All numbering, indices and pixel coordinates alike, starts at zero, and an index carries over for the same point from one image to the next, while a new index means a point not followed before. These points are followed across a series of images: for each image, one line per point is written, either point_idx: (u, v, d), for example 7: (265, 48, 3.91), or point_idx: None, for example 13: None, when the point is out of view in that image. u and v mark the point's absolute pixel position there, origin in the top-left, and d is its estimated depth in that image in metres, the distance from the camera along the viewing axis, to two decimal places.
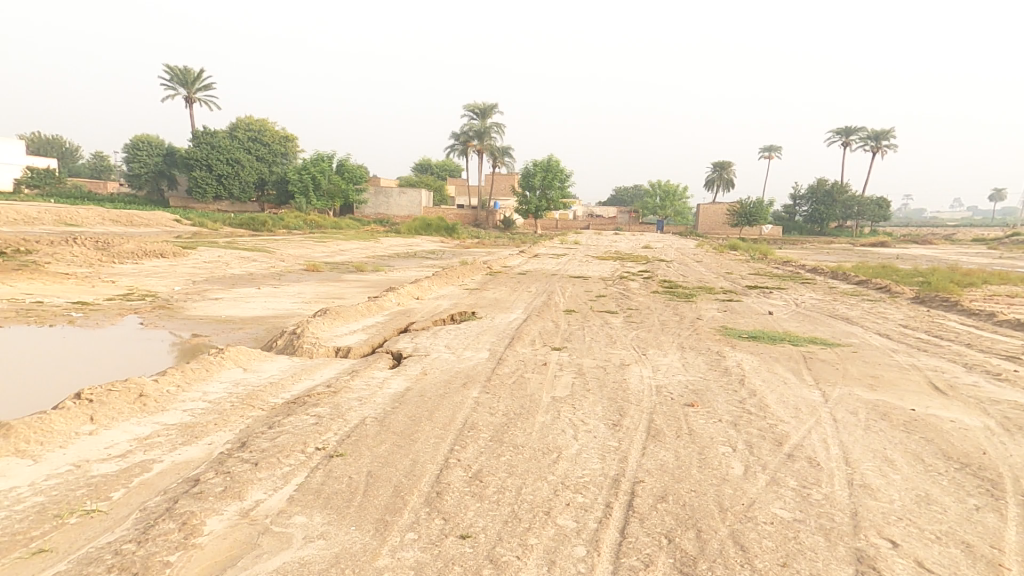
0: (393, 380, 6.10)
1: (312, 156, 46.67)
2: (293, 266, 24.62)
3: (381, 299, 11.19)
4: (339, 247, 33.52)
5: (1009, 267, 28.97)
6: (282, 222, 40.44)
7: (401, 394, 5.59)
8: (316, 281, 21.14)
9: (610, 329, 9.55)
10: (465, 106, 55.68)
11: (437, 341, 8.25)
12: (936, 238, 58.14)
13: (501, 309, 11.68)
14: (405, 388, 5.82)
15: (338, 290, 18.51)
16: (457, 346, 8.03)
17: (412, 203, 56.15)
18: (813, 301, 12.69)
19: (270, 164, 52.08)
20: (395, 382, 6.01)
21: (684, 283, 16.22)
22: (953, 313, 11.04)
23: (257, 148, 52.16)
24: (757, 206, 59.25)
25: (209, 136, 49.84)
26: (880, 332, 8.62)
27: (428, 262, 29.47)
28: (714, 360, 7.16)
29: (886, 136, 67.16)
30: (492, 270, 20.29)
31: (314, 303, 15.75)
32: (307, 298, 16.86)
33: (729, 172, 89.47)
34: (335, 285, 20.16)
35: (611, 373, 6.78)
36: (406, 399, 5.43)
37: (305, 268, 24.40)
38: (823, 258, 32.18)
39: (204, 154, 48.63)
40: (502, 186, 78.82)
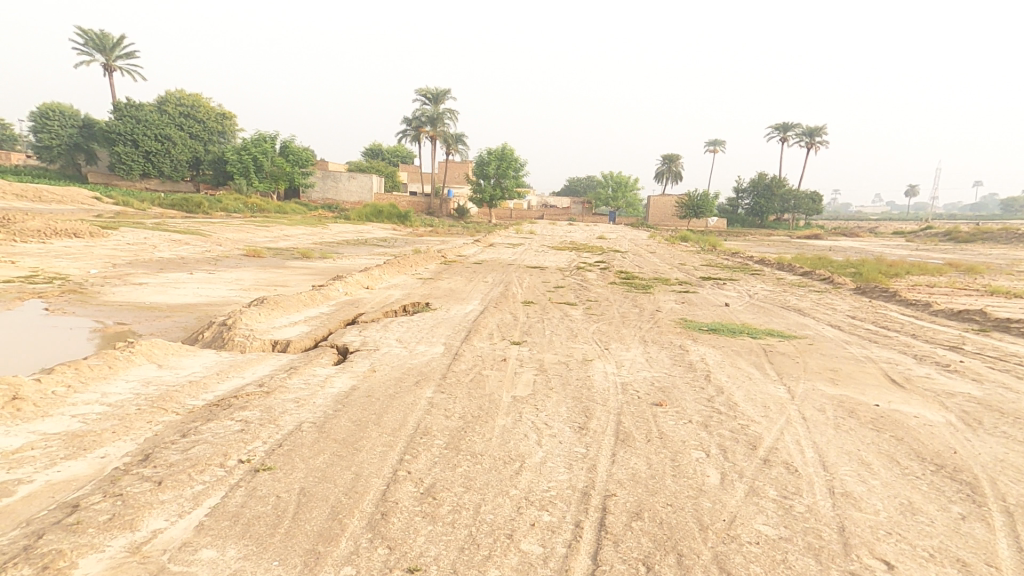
0: (337, 377, 5.47)
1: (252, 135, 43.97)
2: (232, 251, 22.96)
3: (327, 288, 10.39)
4: (283, 233, 31.70)
5: (930, 258, 31.07)
6: (219, 204, 37.92)
7: (345, 394, 4.99)
8: (256, 266, 19.79)
9: (570, 322, 9.26)
10: (416, 89, 54.07)
11: (387, 335, 7.63)
12: (864, 232, 62.08)
13: (456, 299, 11.15)
14: (351, 387, 5.22)
15: (280, 278, 17.34)
16: (410, 340, 7.45)
17: (363, 188, 54.17)
18: (764, 292, 12.93)
19: (205, 143, 48.76)
20: (340, 380, 5.39)
21: (640, 273, 16.26)
22: (893, 303, 11.46)
23: (191, 125, 48.68)
24: (704, 198, 61.20)
25: (133, 109, 45.99)
26: (831, 324, 8.76)
27: (380, 250, 28.33)
28: (677, 355, 6.99)
29: (819, 133, 70.93)
30: (446, 259, 19.66)
31: (253, 290, 14.61)
32: (246, 284, 15.67)
33: (677, 165, 91.97)
34: (277, 271, 18.93)
35: (574, 369, 6.46)
36: (351, 399, 4.85)
37: (244, 253, 22.83)
38: (766, 250, 33.44)
39: (129, 127, 44.74)
40: (456, 173, 77.46)
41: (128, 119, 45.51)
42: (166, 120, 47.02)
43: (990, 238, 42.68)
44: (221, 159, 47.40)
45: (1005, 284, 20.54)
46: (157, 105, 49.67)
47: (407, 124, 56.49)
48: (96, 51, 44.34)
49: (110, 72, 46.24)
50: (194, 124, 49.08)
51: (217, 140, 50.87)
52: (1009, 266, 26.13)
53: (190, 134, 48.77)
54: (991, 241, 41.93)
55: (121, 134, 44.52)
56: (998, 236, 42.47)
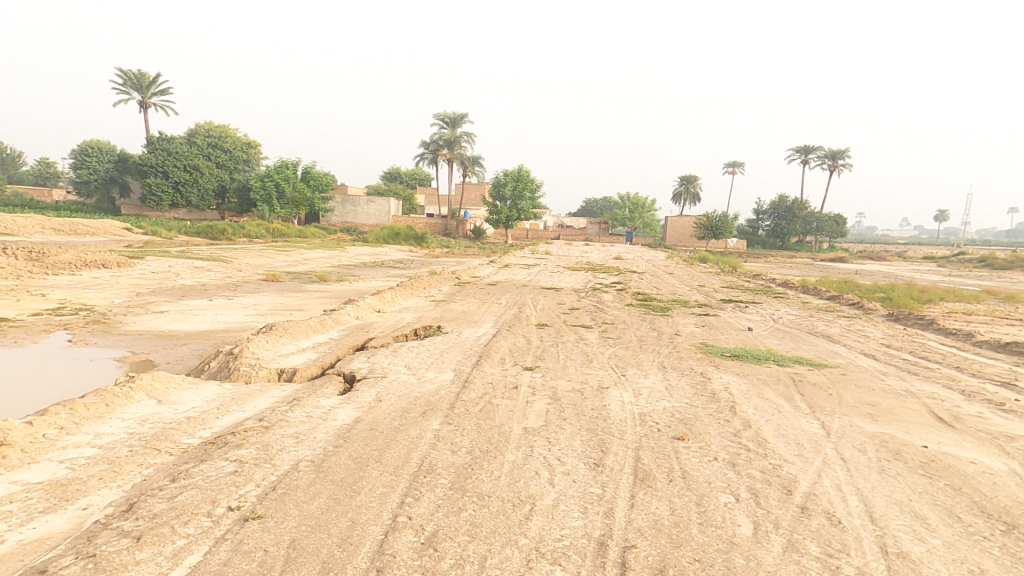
0: (341, 408, 5.22)
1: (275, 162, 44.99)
2: (251, 275, 23.20)
3: (338, 312, 10.23)
4: (302, 256, 32.06)
5: (963, 282, 29.94)
6: (242, 230, 38.68)
7: (348, 426, 4.73)
8: (275, 291, 19.89)
9: (585, 346, 8.93)
10: (434, 113, 54.98)
11: (395, 361, 7.40)
12: (890, 255, 60.53)
13: (469, 323, 10.90)
14: (354, 419, 4.96)
15: (297, 301, 17.36)
16: (418, 367, 7.19)
17: (381, 210, 54.86)
18: (789, 316, 12.44)
19: (231, 171, 50.02)
20: (343, 411, 5.14)
21: (658, 296, 15.86)
22: (929, 330, 10.87)
23: (218, 155, 50.12)
24: (723, 220, 60.49)
25: (165, 142, 47.61)
26: (864, 352, 8.28)
27: (396, 271, 28.38)
28: (700, 383, 6.60)
29: (841, 156, 70.02)
30: (461, 280, 19.52)
31: (269, 315, 14.60)
32: (263, 309, 15.69)
33: (695, 186, 91.47)
34: (294, 295, 18.98)
35: (589, 397, 6.12)
36: (354, 432, 4.59)
37: (263, 277, 23.04)
38: (788, 272, 32.65)
39: (161, 159, 46.25)
40: (472, 194, 78.10)
41: (160, 151, 47.04)
42: (195, 151, 48.49)
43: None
44: (246, 187, 48.54)
45: None
46: (187, 137, 51.34)
47: (425, 147, 57.34)
48: (133, 89, 46.09)
49: (145, 110, 47.94)
50: (220, 152, 50.48)
51: (242, 168, 52.20)
52: None
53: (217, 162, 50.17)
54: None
55: (153, 166, 46.01)
56: None
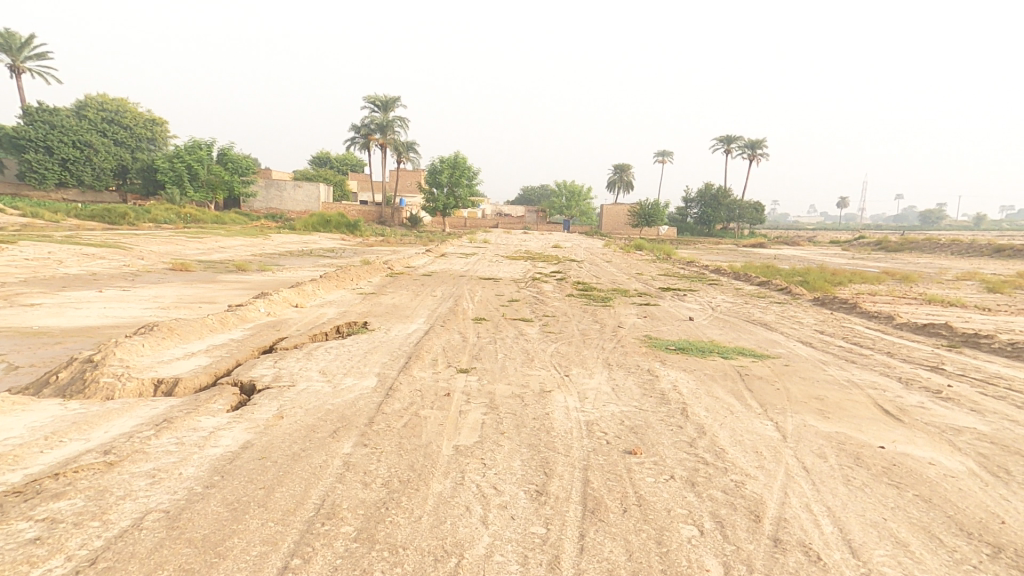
0: (226, 431, 4.22)
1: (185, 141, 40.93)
2: (155, 265, 20.67)
3: (244, 307, 8.96)
4: (219, 244, 29.27)
5: (867, 266, 32.56)
6: (147, 214, 34.85)
7: (230, 455, 3.77)
8: (183, 282, 17.78)
9: (526, 342, 8.30)
10: (365, 96, 52.27)
11: (309, 365, 6.39)
12: (803, 241, 65.07)
13: (399, 318, 9.98)
14: (242, 444, 3.99)
15: (207, 294, 15.53)
16: (335, 372, 6.23)
17: (309, 197, 51.65)
18: (726, 304, 12.52)
19: (132, 151, 45.02)
20: (228, 434, 4.15)
21: (598, 285, 15.63)
22: (853, 315, 11.24)
23: (115, 132, 44.90)
24: (655, 208, 62.35)
25: (47, 114, 41.89)
26: (802, 340, 8.24)
27: (325, 261, 26.51)
28: (647, 384, 6.19)
29: (760, 145, 74.17)
30: (393, 271, 18.31)
31: (172, 308, 12.84)
32: (165, 302, 13.84)
33: (629, 175, 93.93)
34: (205, 286, 17.03)
35: (531, 404, 5.47)
36: (237, 464, 3.65)
37: (170, 267, 20.62)
38: (717, 259, 33.95)
39: (42, 133, 40.56)
40: (408, 181, 75.53)
41: (42, 124, 41.19)
42: (87, 127, 43.13)
43: (916, 246, 45.55)
44: (150, 168, 43.70)
45: (941, 290, 21.43)
46: (74, 110, 45.25)
47: (356, 132, 54.52)
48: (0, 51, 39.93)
49: (16, 75, 41.81)
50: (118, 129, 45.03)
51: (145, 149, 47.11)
52: (938, 273, 27.63)
53: (114, 140, 44.81)
54: (917, 249, 44.67)
55: (32, 141, 40.23)
56: (923, 245, 45.42)
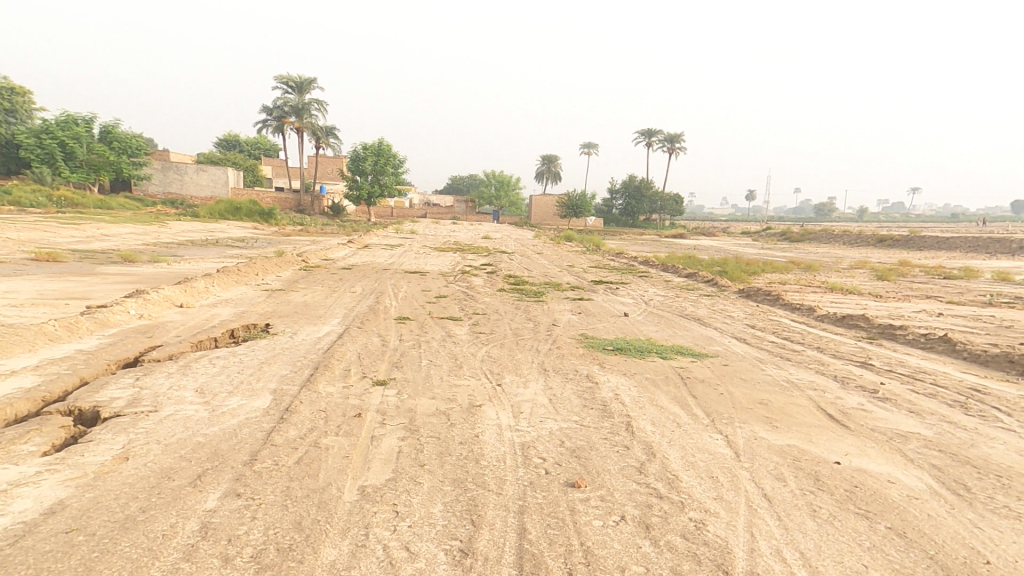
0: (27, 488, 3.16)
1: (60, 113, 35.67)
2: (14, 255, 17.51)
3: (106, 310, 7.42)
4: (103, 233, 25.65)
5: (775, 256, 34.82)
6: (11, 197, 29.86)
7: (19, 531, 2.76)
8: (49, 275, 15.13)
9: (454, 345, 7.49)
10: (275, 77, 48.27)
11: (182, 382, 5.20)
12: (718, 231, 69.13)
13: (309, 318, 8.80)
14: (44, 508, 2.96)
15: (78, 289, 13.25)
16: (215, 390, 5.07)
17: (216, 182, 47.15)
18: (658, 297, 12.47)
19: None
20: (28, 494, 3.10)
21: (530, 278, 15.14)
22: (776, 307, 11.53)
23: None
24: (582, 199, 63.32)
25: None
26: (736, 338, 8.17)
27: (233, 252, 23.96)
28: (587, 394, 5.71)
29: (678, 140, 77.55)
30: (308, 263, 16.72)
31: (31, 306, 10.75)
32: (17, 299, 11.56)
33: (556, 165, 94.92)
34: (77, 280, 14.58)
35: (458, 423, 4.70)
36: (23, 546, 2.65)
37: (34, 257, 17.55)
38: (641, 250, 34.83)
39: None
40: (329, 167, 71.32)
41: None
42: None
43: (814, 236, 49.61)
44: (11, 142, 37.45)
45: (841, 278, 23.18)
46: None
47: (268, 114, 50.30)
48: None
49: None
50: None
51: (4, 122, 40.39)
52: (835, 262, 30.04)
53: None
54: (815, 239, 48.67)
55: None
56: (820, 235, 49.57)
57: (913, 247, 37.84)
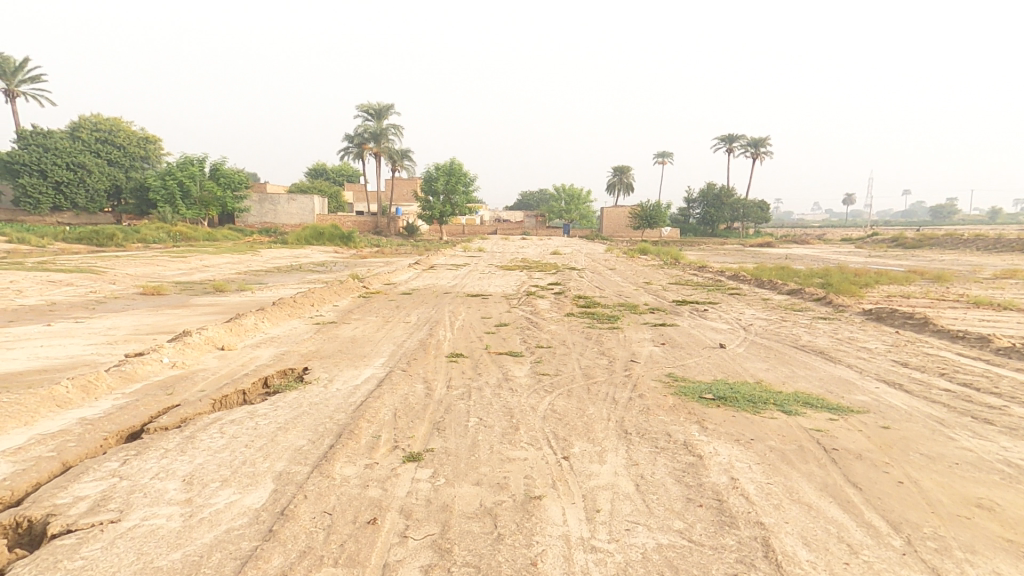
0: None
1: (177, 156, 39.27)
2: (125, 289, 18.55)
3: (137, 359, 6.50)
4: (203, 262, 27.24)
5: (886, 263, 30.43)
6: (136, 234, 32.98)
7: None
8: (148, 307, 15.70)
9: (509, 395, 6.08)
10: (357, 104, 50.37)
11: (169, 464, 3.98)
12: (811, 239, 63.02)
13: (354, 359, 7.77)
14: None
15: (168, 322, 13.40)
16: (206, 474, 3.86)
17: (304, 209, 49.67)
18: (760, 322, 10.45)
19: (127, 168, 43.62)
20: None
21: (603, 300, 13.56)
22: (923, 335, 9.09)
23: (109, 150, 43.06)
24: (656, 210, 60.22)
25: (42, 136, 40.71)
26: (892, 387, 6.16)
27: (311, 277, 24.33)
28: (690, 474, 4.11)
29: (763, 143, 72.13)
30: (370, 289, 16.18)
31: (121, 344, 10.62)
32: (113, 334, 11.69)
33: (628, 177, 91.98)
34: (168, 312, 14.89)
35: (507, 538, 3.26)
36: None
37: (141, 290, 18.55)
38: (725, 261, 31.83)
39: (37, 156, 39.16)
40: (403, 189, 73.65)
41: (34, 146, 39.82)
42: (81, 146, 41.65)
43: (934, 242, 43.22)
44: (144, 186, 41.61)
45: (981, 287, 19.31)
46: (70, 129, 43.52)
47: (349, 141, 52.61)
48: None
49: (11, 97, 42.44)
50: (112, 147, 43.32)
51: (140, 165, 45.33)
52: (971, 270, 25.40)
53: (108, 159, 43.00)
54: (936, 245, 42.49)
55: (26, 164, 38.82)
56: (942, 239, 43.07)
57: None
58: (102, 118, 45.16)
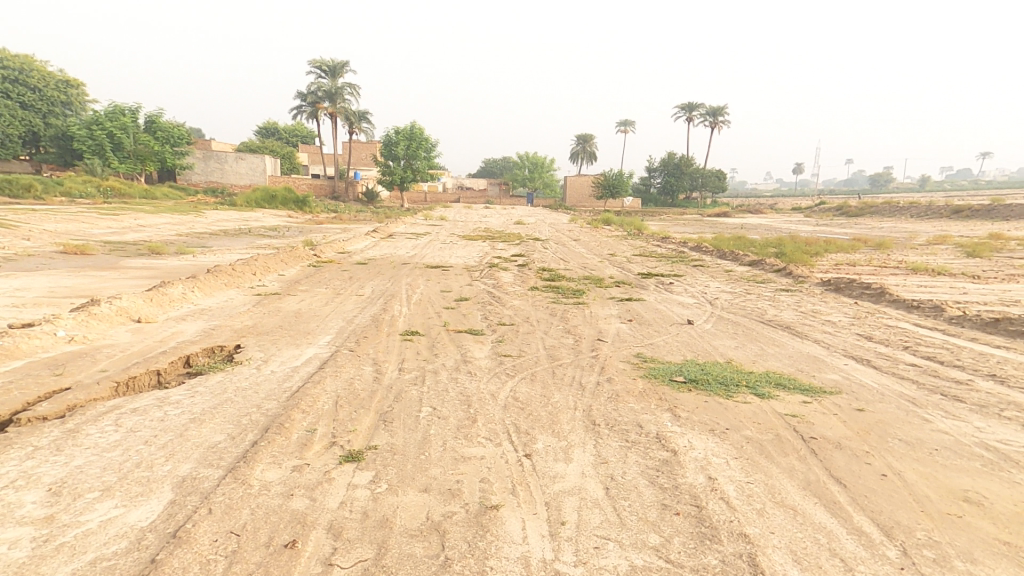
0: None
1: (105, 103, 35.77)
2: (43, 249, 16.70)
3: (24, 332, 5.54)
4: (139, 222, 25.07)
5: (836, 233, 31.39)
6: (61, 189, 30.00)
7: None
8: (68, 268, 14.13)
9: (467, 380, 5.53)
10: (310, 60, 47.12)
11: (32, 470, 3.24)
12: (766, 209, 64.56)
13: (294, 336, 7.01)
14: None
15: (89, 285, 12.05)
16: (83, 481, 3.15)
17: (255, 170, 46.46)
18: (726, 295, 10.25)
19: (44, 114, 39.41)
20: None
21: (567, 272, 13.11)
22: (881, 307, 9.06)
23: (22, 93, 38.59)
24: (619, 178, 59.97)
25: None
26: (863, 365, 5.96)
27: (260, 242, 22.80)
28: (665, 474, 3.68)
29: (722, 112, 72.60)
30: (321, 258, 15.15)
31: (30, 308, 9.39)
32: (20, 297, 10.34)
33: (591, 145, 91.26)
34: (93, 275, 13.46)
35: (457, 564, 2.73)
36: None
37: (61, 249, 16.74)
38: (686, 232, 32.01)
39: None
40: (361, 153, 70.51)
41: None
42: None
43: (876, 211, 45.02)
44: (67, 136, 37.86)
45: (923, 256, 20.04)
46: None
47: (301, 99, 49.43)
48: None
49: None
50: (24, 89, 38.82)
51: (59, 112, 40.96)
52: (911, 239, 26.46)
53: (20, 103, 38.45)
54: (878, 213, 44.28)
55: None
56: (884, 210, 44.91)
57: (996, 218, 33.48)
58: (10, 57, 39.85)
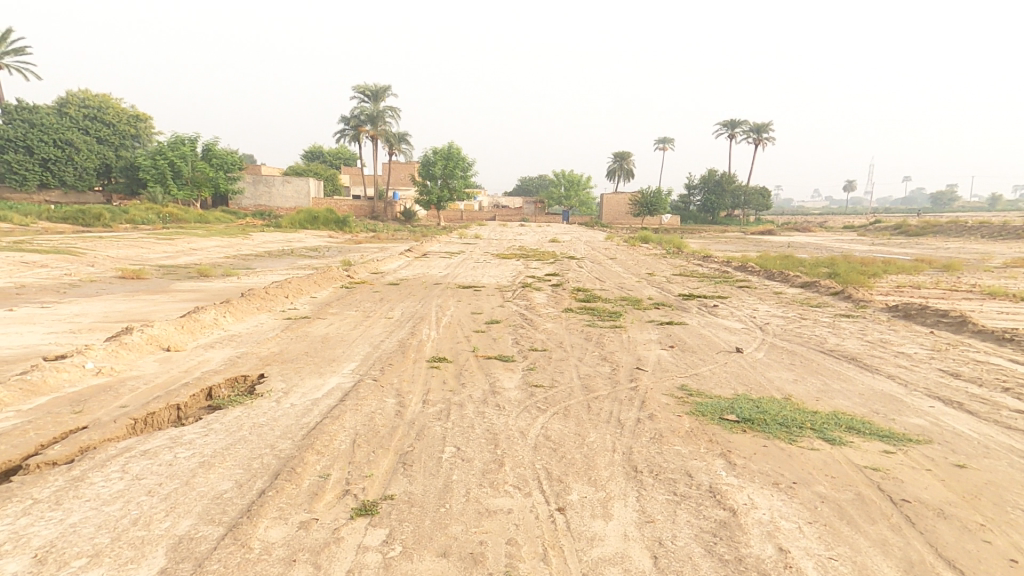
0: None
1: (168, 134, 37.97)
2: (102, 273, 17.51)
3: (54, 365, 5.50)
4: (190, 245, 26.13)
5: (894, 252, 29.48)
6: (125, 215, 31.87)
7: None
8: (122, 292, 14.67)
9: (495, 415, 5.09)
10: (353, 86, 48.78)
11: (25, 529, 3.00)
12: (813, 226, 61.94)
13: (319, 363, 6.77)
14: None
15: (138, 308, 12.39)
16: (73, 543, 2.88)
17: (300, 193, 48.23)
18: (778, 320, 9.46)
19: (117, 147, 42.22)
20: None
21: (605, 292, 12.56)
22: (962, 337, 8.10)
23: (99, 129, 41.52)
24: (658, 196, 58.92)
25: (28, 112, 39.20)
26: (951, 408, 5.17)
27: (301, 262, 23.28)
28: (728, 544, 3.11)
29: (766, 129, 70.63)
30: (355, 278, 15.15)
31: (83, 332, 9.65)
32: (75, 322, 10.68)
33: (628, 163, 90.44)
34: (144, 298, 13.90)
35: None
36: None
37: (118, 273, 17.51)
38: (729, 250, 30.83)
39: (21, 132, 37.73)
40: (399, 174, 72.15)
41: (20, 123, 38.27)
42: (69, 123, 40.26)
43: (937, 229, 42.29)
44: (134, 166, 40.39)
45: (996, 279, 18.41)
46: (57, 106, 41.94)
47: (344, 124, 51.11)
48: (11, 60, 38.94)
49: None
50: (100, 125, 41.72)
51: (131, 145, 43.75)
52: (980, 260, 24.51)
53: (97, 138, 41.24)
54: (939, 232, 41.59)
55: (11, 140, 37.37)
56: (946, 228, 42.16)
57: None
58: (89, 97, 43.35)
